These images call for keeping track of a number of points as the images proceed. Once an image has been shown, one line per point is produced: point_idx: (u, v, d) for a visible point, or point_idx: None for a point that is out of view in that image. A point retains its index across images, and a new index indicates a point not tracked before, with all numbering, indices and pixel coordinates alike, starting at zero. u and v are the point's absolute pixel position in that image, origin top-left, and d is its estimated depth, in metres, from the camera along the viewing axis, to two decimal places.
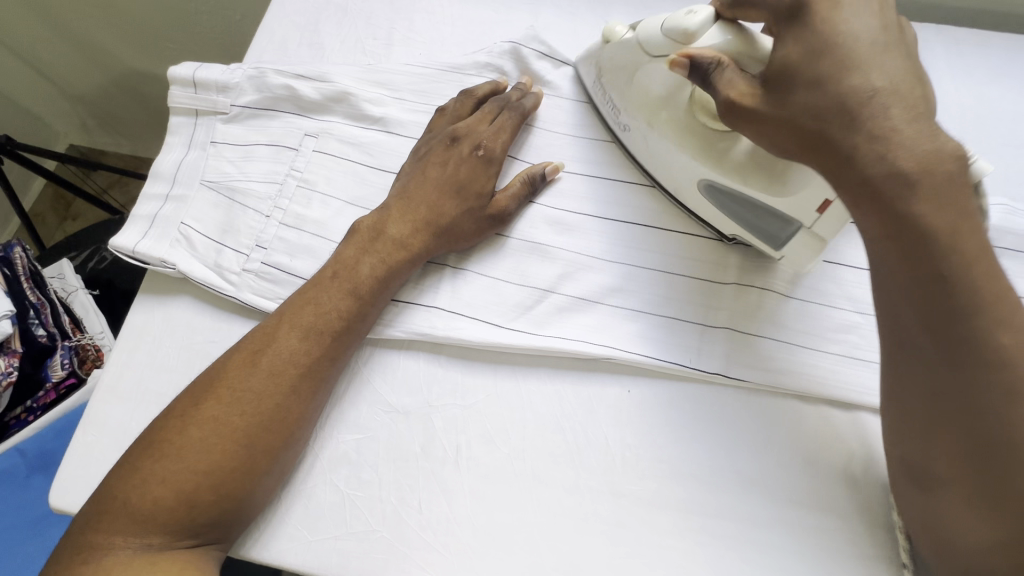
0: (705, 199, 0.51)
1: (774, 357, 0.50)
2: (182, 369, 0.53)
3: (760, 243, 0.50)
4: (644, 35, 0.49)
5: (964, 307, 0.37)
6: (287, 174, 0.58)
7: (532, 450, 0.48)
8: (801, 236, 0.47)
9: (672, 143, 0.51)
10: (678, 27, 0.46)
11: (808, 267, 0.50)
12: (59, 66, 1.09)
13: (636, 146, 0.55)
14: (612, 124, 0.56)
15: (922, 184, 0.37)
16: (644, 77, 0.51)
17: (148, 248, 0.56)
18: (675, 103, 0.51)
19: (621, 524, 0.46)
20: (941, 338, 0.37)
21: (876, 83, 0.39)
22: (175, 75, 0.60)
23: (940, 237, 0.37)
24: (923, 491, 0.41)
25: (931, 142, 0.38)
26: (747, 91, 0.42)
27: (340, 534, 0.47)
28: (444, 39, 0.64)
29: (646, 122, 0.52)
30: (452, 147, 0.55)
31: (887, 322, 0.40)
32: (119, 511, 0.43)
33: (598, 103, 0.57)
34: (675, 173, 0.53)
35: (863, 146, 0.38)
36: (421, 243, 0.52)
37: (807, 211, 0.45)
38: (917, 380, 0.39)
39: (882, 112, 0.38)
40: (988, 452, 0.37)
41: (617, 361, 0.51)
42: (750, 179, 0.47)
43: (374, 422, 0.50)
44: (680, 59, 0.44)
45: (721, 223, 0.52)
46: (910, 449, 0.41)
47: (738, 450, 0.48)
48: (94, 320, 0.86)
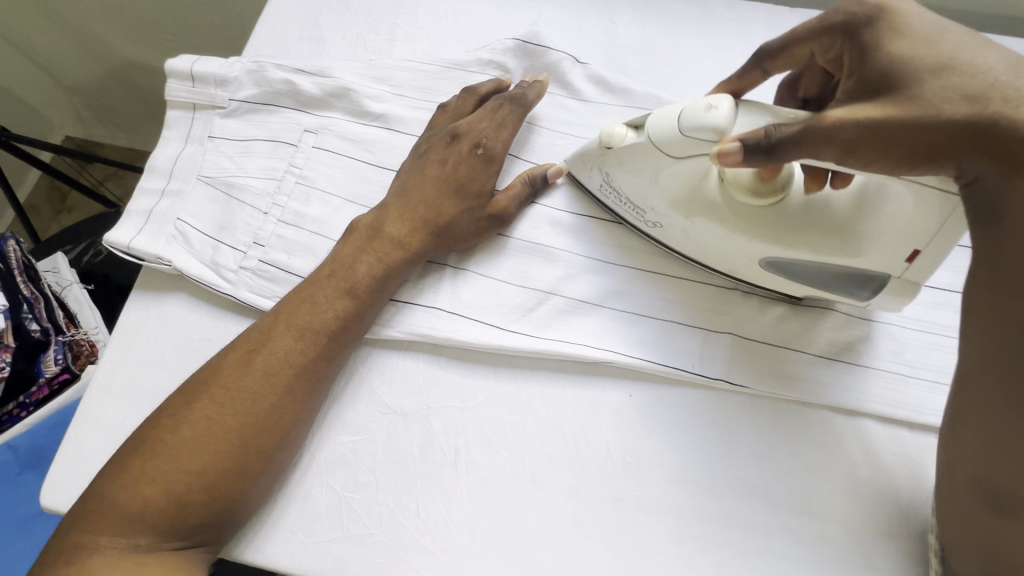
0: (773, 276, 0.49)
1: (777, 363, 0.49)
2: (177, 368, 0.52)
3: (839, 298, 0.48)
4: (659, 137, 0.45)
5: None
6: (286, 171, 0.57)
7: (532, 454, 0.48)
8: (893, 285, 0.45)
9: (725, 230, 0.48)
10: (705, 126, 0.42)
11: (895, 309, 0.48)
12: (55, 57, 1.08)
13: (675, 240, 0.51)
14: (636, 221, 0.53)
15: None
16: (669, 179, 0.48)
17: (143, 243, 0.55)
18: (705, 185, 0.48)
19: (621, 530, 0.46)
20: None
21: (994, 61, 0.36)
22: (173, 68, 0.59)
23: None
24: (1007, 517, 0.36)
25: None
26: (853, 111, 0.37)
27: (336, 537, 0.46)
28: (447, 36, 0.63)
29: (684, 216, 0.49)
30: (451, 145, 0.54)
31: (1011, 323, 0.34)
32: (107, 511, 0.42)
33: (609, 203, 0.54)
34: (726, 255, 0.50)
35: (1000, 118, 0.33)
36: (419, 243, 0.52)
37: (896, 264, 0.44)
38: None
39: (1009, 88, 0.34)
40: None
41: (618, 365, 0.50)
42: (823, 249, 0.45)
43: (371, 424, 0.49)
44: (731, 146, 0.39)
45: (795, 288, 0.49)
46: (1008, 475, 0.35)
47: (740, 457, 0.47)
48: (89, 315, 0.85)
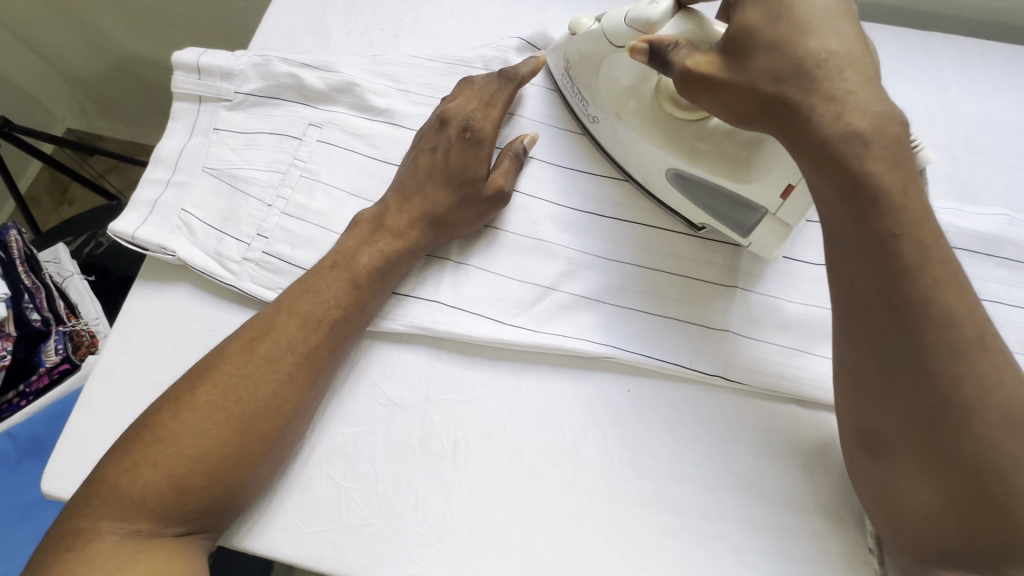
0: (673, 188, 0.52)
1: (774, 361, 0.50)
2: (179, 357, 0.52)
3: (726, 230, 0.51)
4: (609, 26, 0.50)
5: (912, 267, 0.38)
6: (290, 164, 0.57)
7: (531, 447, 0.48)
8: (767, 222, 0.48)
9: (639, 133, 0.51)
10: (641, 17, 0.48)
11: (774, 255, 0.50)
12: (59, 49, 1.08)
13: (606, 138, 0.55)
14: (582, 116, 0.56)
15: (873, 146, 0.39)
16: (612, 69, 0.51)
17: (148, 234, 0.55)
18: (641, 91, 0.51)
19: (618, 523, 0.46)
20: (894, 298, 0.38)
21: (832, 47, 0.40)
22: (179, 60, 0.60)
23: (890, 199, 0.39)
24: (875, 458, 0.41)
25: (879, 105, 0.39)
26: (706, 62, 0.43)
27: (335, 526, 0.46)
28: (451, 33, 0.64)
29: (614, 112, 0.52)
30: (441, 131, 0.54)
31: (844, 291, 0.41)
32: (107, 496, 0.42)
33: (567, 96, 0.57)
34: (643, 161, 0.52)
35: (819, 108, 0.39)
36: (420, 235, 0.52)
37: (772, 197, 0.46)
38: (875, 347, 0.39)
39: (838, 74, 0.39)
40: (934, 412, 0.37)
41: (616, 360, 0.51)
42: (716, 168, 0.48)
43: (372, 416, 0.50)
44: (641, 44, 0.44)
45: (688, 208, 0.52)
46: (864, 416, 0.41)
47: (735, 452, 0.48)
48: (89, 306, 0.85)
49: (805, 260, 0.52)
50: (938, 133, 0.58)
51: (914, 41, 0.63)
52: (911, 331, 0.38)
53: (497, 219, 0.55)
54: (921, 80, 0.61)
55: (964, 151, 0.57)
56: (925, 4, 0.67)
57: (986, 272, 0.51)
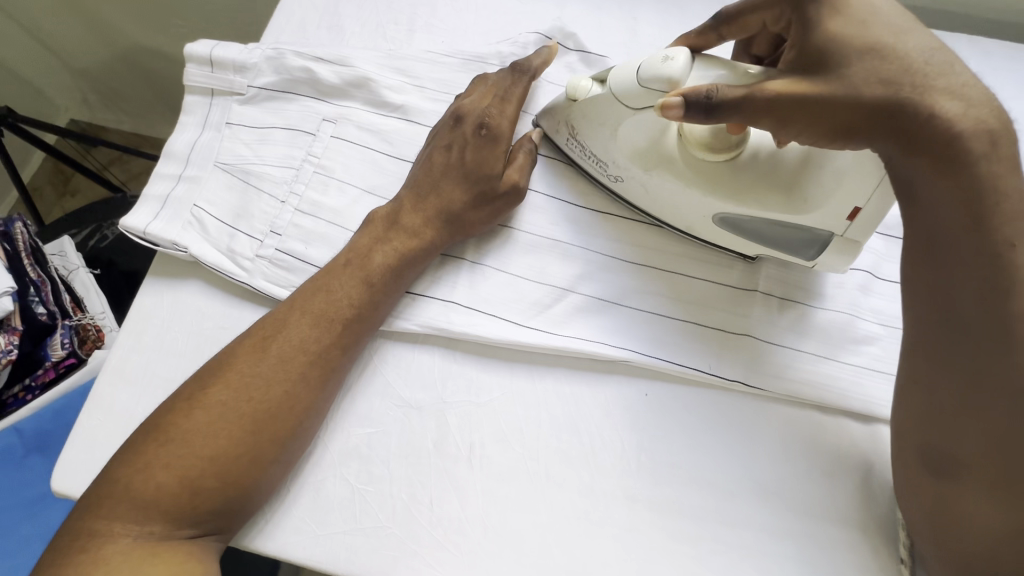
0: (725, 233, 0.50)
1: (794, 366, 0.49)
2: (191, 355, 0.52)
3: (791, 258, 0.50)
4: (617, 87, 0.47)
5: (1020, 282, 0.38)
6: (304, 160, 0.56)
7: (547, 450, 0.48)
8: (835, 244, 0.47)
9: (678, 184, 0.49)
10: (660, 76, 0.44)
11: (841, 271, 0.50)
12: (64, 38, 1.07)
13: (634, 194, 0.53)
14: (600, 177, 0.54)
15: (994, 151, 0.38)
16: (628, 131, 0.50)
17: (159, 229, 0.54)
18: (663, 144, 0.50)
19: (635, 529, 0.46)
20: (996, 315, 0.38)
21: (913, 48, 0.39)
22: (191, 53, 0.59)
23: (999, 214, 0.38)
24: (939, 477, 0.40)
25: (977, 102, 0.39)
26: (792, 83, 0.40)
27: (348, 529, 0.46)
28: (467, 28, 0.63)
29: (644, 169, 0.50)
30: (456, 127, 0.53)
31: (938, 302, 0.40)
32: (120, 497, 0.42)
33: (578, 159, 0.55)
34: (683, 211, 0.51)
35: (943, 104, 0.38)
36: (434, 233, 0.51)
37: (838, 221, 0.46)
38: (969, 362, 0.39)
39: (950, 71, 0.39)
40: (1022, 427, 0.37)
41: (633, 363, 0.50)
42: (771, 204, 0.46)
43: (385, 417, 0.49)
44: (674, 101, 0.41)
45: (741, 245, 0.51)
46: (940, 434, 0.40)
47: (753, 458, 0.47)
48: (95, 300, 0.85)
49: None
50: None
51: (938, 42, 0.61)
52: (1010, 350, 0.38)
53: (514, 219, 0.54)
54: None
55: None
56: (949, 4, 0.66)
57: None
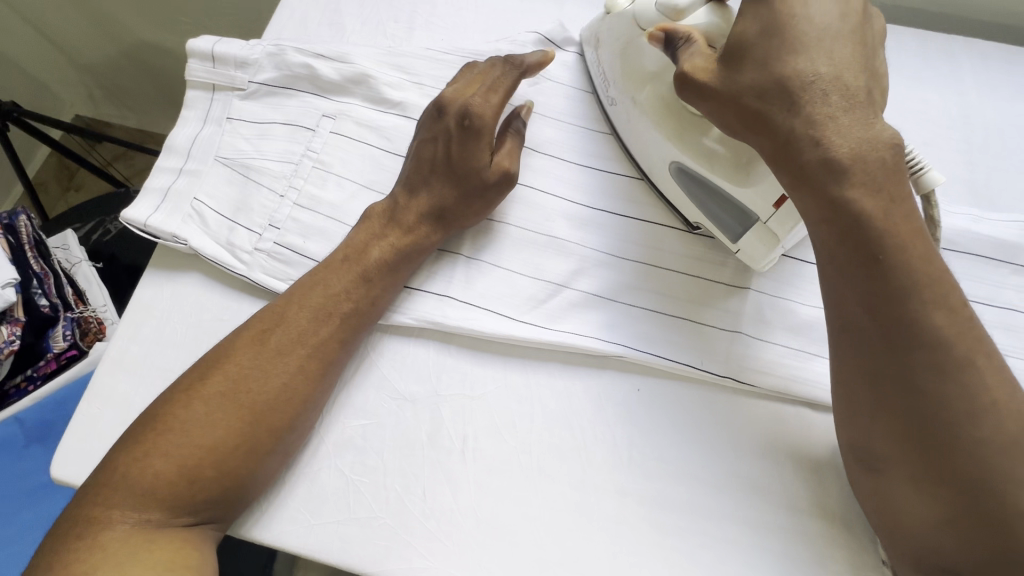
0: (673, 182, 0.52)
1: (786, 364, 0.49)
2: (189, 346, 0.52)
3: (719, 234, 0.51)
4: (640, 8, 0.50)
5: (903, 286, 0.38)
6: (303, 155, 0.57)
7: (539, 444, 0.48)
8: (757, 230, 0.48)
9: (650, 120, 0.50)
10: (671, 1, 0.46)
11: (760, 266, 0.50)
12: (70, 34, 1.08)
13: (622, 123, 0.55)
14: (603, 98, 0.56)
15: (853, 172, 0.39)
16: (639, 54, 0.51)
17: (160, 222, 0.55)
18: (664, 79, 0.50)
19: (625, 522, 0.46)
20: (882, 319, 0.39)
21: (820, 69, 0.41)
22: (194, 48, 0.60)
23: (875, 220, 0.39)
24: (870, 474, 0.41)
25: (864, 131, 0.40)
26: (706, 68, 0.43)
27: (342, 518, 0.46)
28: (467, 26, 0.63)
29: (632, 92, 0.52)
30: (439, 120, 0.53)
31: (833, 311, 0.41)
32: (118, 485, 0.42)
33: (595, 80, 0.57)
34: (650, 150, 0.52)
35: (801, 132, 0.40)
36: (430, 229, 0.52)
37: (765, 204, 0.46)
38: (861, 366, 0.40)
39: (823, 98, 0.40)
40: (923, 434, 0.38)
41: (627, 360, 0.51)
42: (716, 166, 0.48)
43: (381, 409, 0.50)
44: (658, 33, 0.46)
45: (683, 204, 0.52)
46: (857, 434, 0.41)
47: (743, 454, 0.48)
48: (98, 292, 0.86)
49: (818, 263, 0.52)
50: (956, 137, 0.58)
51: (935, 43, 0.62)
52: (901, 353, 0.38)
53: (510, 216, 0.55)
54: (941, 84, 0.60)
55: (982, 157, 0.57)
56: (946, 6, 0.67)
57: (1002, 279, 0.51)
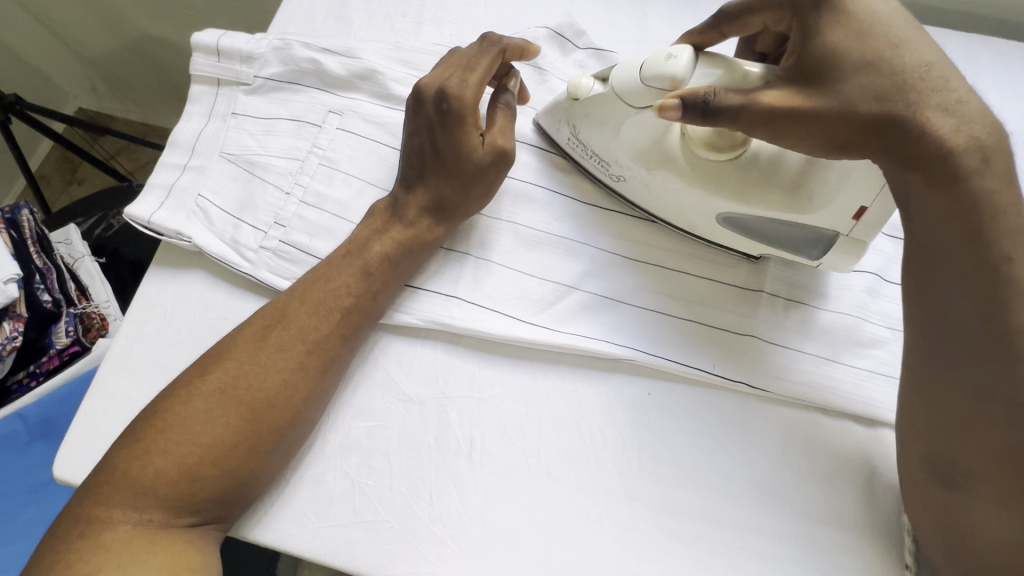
0: (727, 232, 0.50)
1: (799, 369, 0.48)
2: (193, 345, 0.52)
3: (793, 255, 0.50)
4: (621, 87, 0.46)
5: (1019, 297, 0.38)
6: (309, 151, 0.56)
7: (548, 447, 0.47)
8: (840, 245, 0.46)
9: (682, 183, 0.48)
10: (663, 75, 0.44)
11: (847, 268, 0.49)
12: (72, 27, 1.07)
13: (640, 196, 0.52)
14: (603, 177, 0.53)
15: (990, 162, 0.39)
16: (631, 129, 0.49)
17: (164, 219, 0.54)
18: (669, 141, 0.48)
19: (635, 528, 0.45)
20: (992, 327, 0.38)
21: (928, 58, 0.41)
22: (198, 42, 0.59)
23: (996, 230, 0.39)
24: (945, 488, 0.40)
25: (980, 116, 0.40)
26: (783, 97, 0.41)
27: (348, 521, 0.46)
28: (475, 22, 0.62)
29: (646, 170, 0.49)
30: (419, 111, 0.51)
31: (936, 310, 0.40)
32: (120, 484, 0.42)
33: (579, 158, 0.54)
34: (688, 214, 0.50)
35: (937, 123, 0.39)
36: (431, 222, 0.51)
37: (843, 219, 0.45)
38: (961, 371, 0.39)
39: (946, 86, 0.40)
40: (1022, 449, 0.38)
41: (636, 362, 0.50)
42: (774, 204, 0.46)
43: (387, 411, 0.49)
44: (672, 102, 0.42)
45: (745, 244, 0.50)
46: (942, 444, 0.40)
47: (755, 460, 0.47)
48: (100, 288, 0.84)
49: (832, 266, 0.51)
50: None
51: (954, 43, 0.61)
52: (1011, 363, 0.38)
53: (518, 215, 0.54)
54: None
55: None
56: (964, 5, 0.65)
57: None
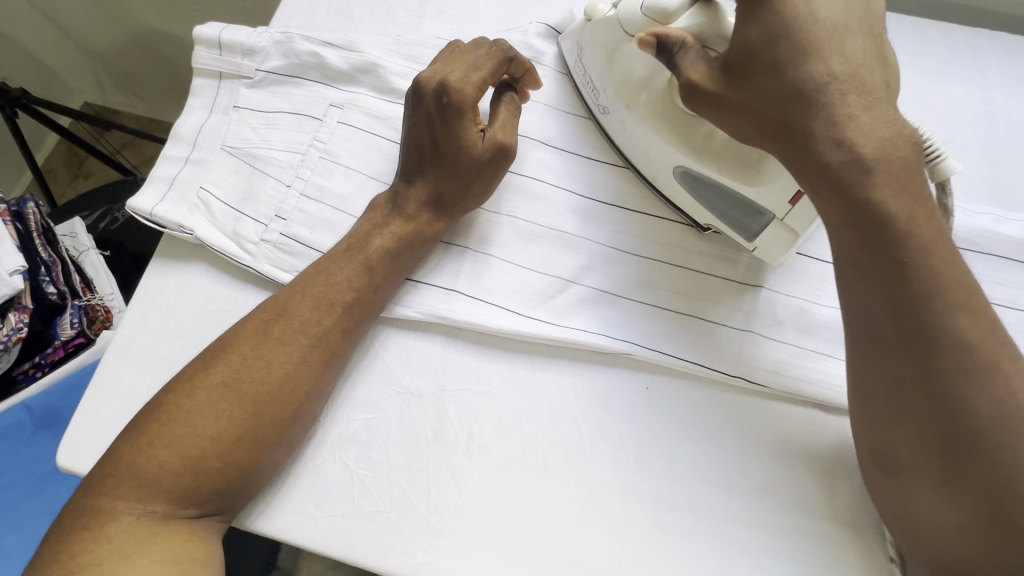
0: (680, 189, 0.51)
1: (797, 366, 0.48)
2: (195, 337, 0.52)
3: (732, 234, 0.50)
4: (623, 14, 0.47)
5: (929, 291, 0.37)
6: (310, 145, 0.56)
7: (545, 441, 0.48)
8: (774, 228, 0.47)
9: (650, 126, 0.49)
10: (657, 7, 0.44)
11: (779, 262, 0.49)
12: (79, 21, 1.08)
13: (614, 129, 0.53)
14: (592, 105, 0.55)
15: (877, 171, 0.38)
16: (625, 59, 0.49)
17: (166, 211, 0.54)
18: (654, 84, 0.49)
19: (630, 521, 0.46)
20: (903, 325, 0.38)
21: (835, 68, 0.39)
22: (199, 35, 0.59)
23: (899, 224, 0.38)
24: (889, 477, 0.40)
25: (886, 126, 0.39)
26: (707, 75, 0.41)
27: (347, 512, 0.46)
28: (476, 15, 0.62)
29: (626, 104, 0.50)
30: (420, 104, 0.51)
31: (852, 314, 0.40)
32: (124, 476, 0.42)
33: (579, 84, 0.56)
34: (650, 159, 0.51)
35: (822, 133, 0.39)
36: (431, 216, 0.51)
37: (780, 202, 0.45)
38: (883, 372, 0.39)
39: (840, 99, 0.39)
40: (947, 441, 0.37)
41: (635, 357, 0.50)
42: (726, 170, 0.47)
43: (386, 403, 0.49)
44: (648, 38, 0.43)
45: (693, 208, 0.51)
46: (877, 437, 0.40)
47: (752, 456, 0.47)
48: (105, 280, 0.86)
49: (831, 261, 0.51)
50: (978, 134, 0.56)
51: (959, 36, 0.60)
52: (925, 358, 0.37)
53: (518, 209, 0.54)
54: (964, 79, 0.58)
55: (1006, 155, 0.55)
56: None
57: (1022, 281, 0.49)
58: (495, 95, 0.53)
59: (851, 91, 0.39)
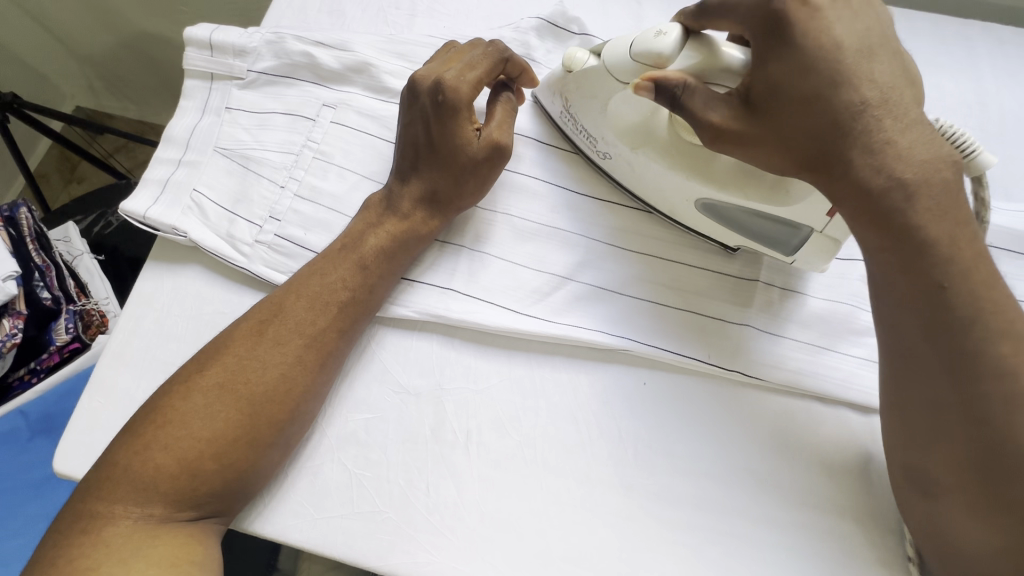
0: (704, 218, 0.50)
1: (791, 358, 0.48)
2: (191, 339, 0.52)
3: (768, 251, 0.49)
4: (611, 59, 0.46)
5: (965, 317, 0.37)
6: (303, 145, 0.56)
7: (544, 438, 0.48)
8: (815, 240, 0.46)
9: (658, 155, 0.49)
10: (651, 51, 0.43)
11: (822, 268, 0.49)
12: (69, 24, 1.07)
13: (623, 173, 0.53)
14: (591, 153, 0.54)
15: (919, 195, 0.37)
16: (617, 108, 0.49)
17: (159, 214, 0.54)
18: (654, 123, 0.49)
19: (630, 517, 0.46)
20: (942, 348, 0.37)
21: (865, 72, 0.38)
22: (191, 36, 0.58)
23: (940, 249, 0.37)
24: (925, 498, 0.40)
25: (928, 150, 0.38)
26: (729, 117, 0.41)
27: (346, 512, 0.46)
28: (469, 13, 0.62)
29: (631, 147, 0.50)
30: (414, 103, 0.51)
31: (890, 333, 0.40)
32: (121, 479, 0.42)
33: (569, 132, 0.55)
34: (669, 197, 0.50)
35: (861, 161, 0.38)
36: (424, 218, 0.51)
37: (819, 216, 0.45)
38: (931, 397, 0.38)
39: (877, 124, 0.38)
40: (993, 464, 0.37)
41: (630, 353, 0.50)
42: (750, 190, 0.46)
43: (384, 403, 0.49)
44: (646, 82, 0.42)
45: (722, 234, 0.50)
46: (913, 456, 0.40)
47: (750, 449, 0.47)
48: (100, 285, 0.86)
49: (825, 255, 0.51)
50: (970, 126, 0.56)
51: (948, 28, 0.61)
52: (966, 382, 0.37)
53: (514, 207, 0.54)
54: (956, 70, 0.59)
55: (998, 146, 0.55)
56: None
57: (1017, 270, 0.49)
58: (490, 95, 0.53)
59: (885, 116, 0.38)
